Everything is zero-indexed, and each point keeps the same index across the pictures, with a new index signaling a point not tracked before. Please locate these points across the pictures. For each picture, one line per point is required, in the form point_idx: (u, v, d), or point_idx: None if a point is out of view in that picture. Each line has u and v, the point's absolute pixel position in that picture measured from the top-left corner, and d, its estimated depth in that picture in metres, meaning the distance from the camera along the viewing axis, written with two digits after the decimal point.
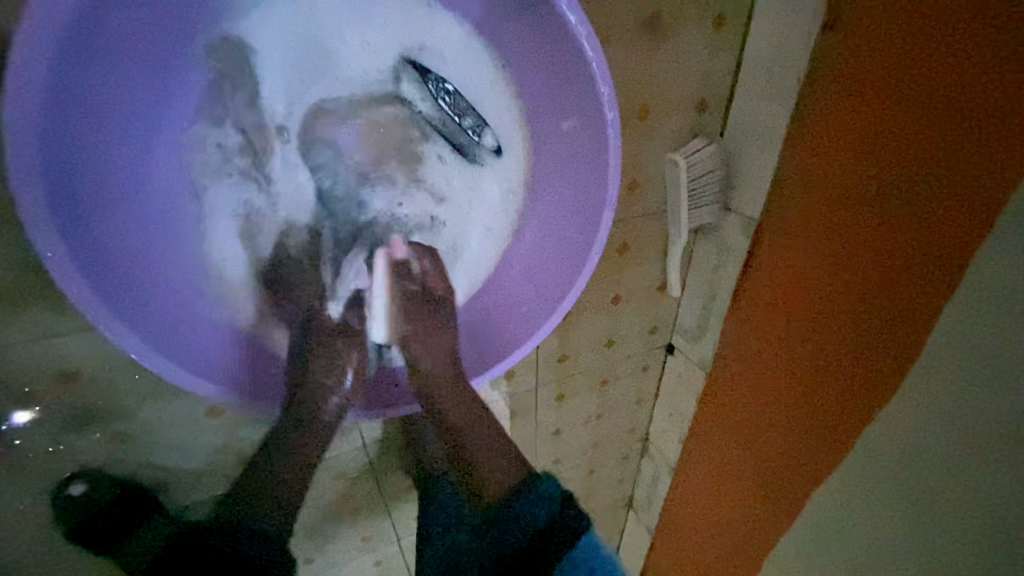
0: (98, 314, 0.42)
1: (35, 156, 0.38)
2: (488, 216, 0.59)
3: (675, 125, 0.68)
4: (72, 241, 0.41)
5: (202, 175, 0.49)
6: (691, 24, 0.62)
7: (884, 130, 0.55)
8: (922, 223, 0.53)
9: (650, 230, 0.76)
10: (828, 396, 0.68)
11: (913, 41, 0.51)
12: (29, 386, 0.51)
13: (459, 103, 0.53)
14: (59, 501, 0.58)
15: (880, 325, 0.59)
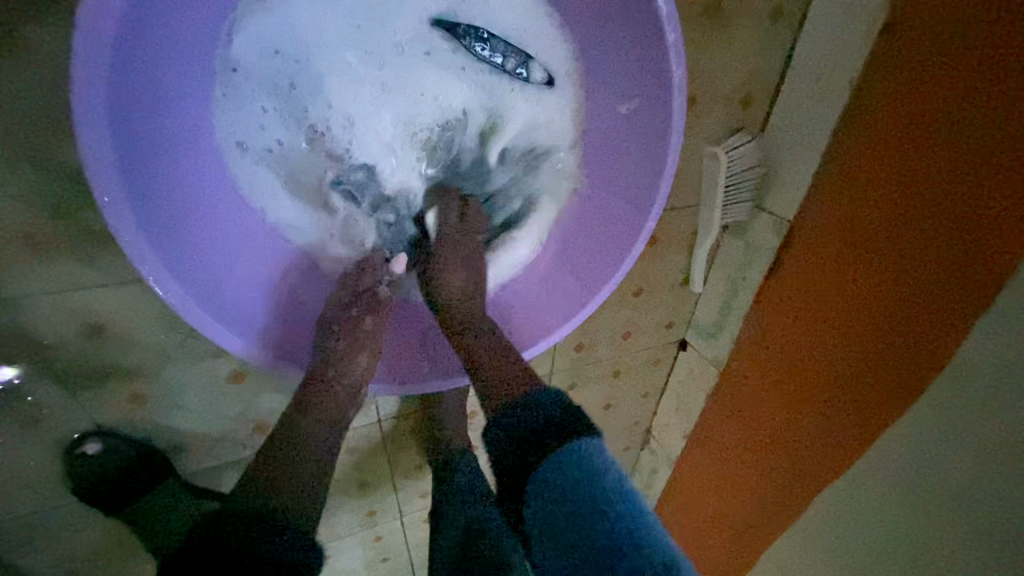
0: (148, 265, 0.40)
1: (101, 91, 0.35)
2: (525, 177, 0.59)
3: (718, 118, 0.67)
4: (129, 189, 0.39)
5: (251, 122, 0.48)
6: (746, 16, 0.60)
7: (931, 136, 0.54)
8: (959, 236, 0.52)
9: (680, 224, 0.76)
10: (843, 400, 0.69)
11: (981, 43, 0.48)
12: (52, 338, 0.49)
13: (498, 47, 0.51)
14: (73, 458, 0.56)
15: (904, 336, 0.59)
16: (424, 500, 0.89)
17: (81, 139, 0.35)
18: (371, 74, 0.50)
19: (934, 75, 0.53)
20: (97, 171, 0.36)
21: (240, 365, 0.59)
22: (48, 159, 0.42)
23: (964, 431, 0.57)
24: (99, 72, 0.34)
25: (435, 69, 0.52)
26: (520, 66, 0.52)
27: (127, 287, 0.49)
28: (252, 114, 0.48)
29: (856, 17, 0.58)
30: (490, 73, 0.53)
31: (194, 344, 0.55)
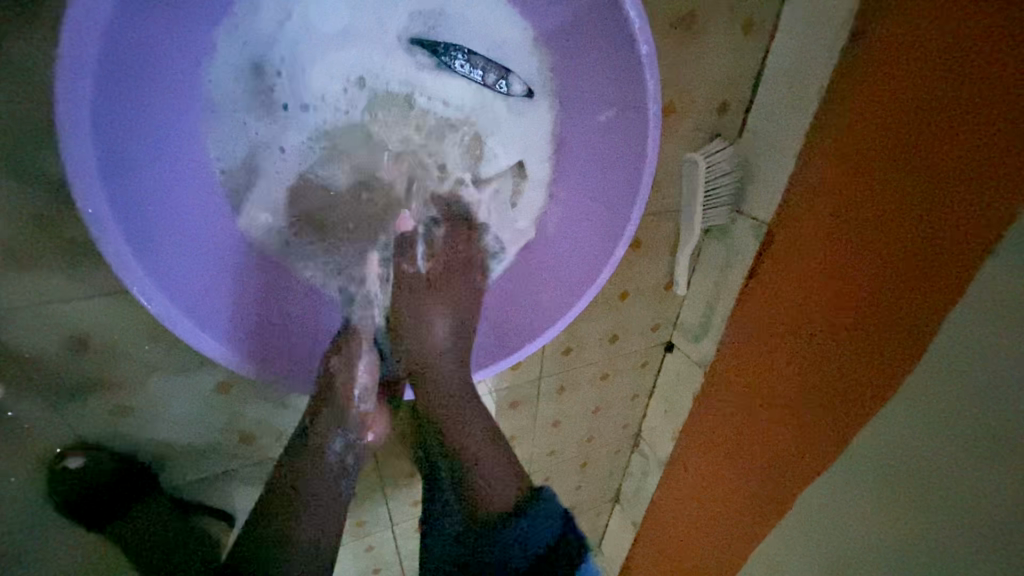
0: (131, 275, 0.41)
1: (88, 104, 0.35)
2: (516, 187, 0.58)
3: (696, 126, 0.69)
4: (115, 200, 0.39)
5: (236, 137, 0.49)
6: (720, 26, 0.63)
7: (897, 143, 0.56)
8: (927, 236, 0.55)
9: (663, 229, 0.77)
10: (825, 398, 0.70)
11: (937, 53, 0.51)
12: (34, 352, 0.49)
13: (478, 61, 0.52)
14: (55, 472, 0.55)
15: (879, 333, 0.61)
16: (414, 509, 0.88)
17: (66, 151, 0.35)
18: (360, 90, 0.52)
19: (896, 84, 0.56)
20: (81, 183, 0.37)
21: (227, 375, 0.59)
22: (29, 171, 0.42)
23: (933, 427, 0.59)
24: (83, 85, 0.35)
25: (420, 84, 0.53)
26: (500, 79, 0.53)
27: (111, 298, 0.49)
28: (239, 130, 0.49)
29: (824, 27, 0.60)
30: (470, 87, 0.54)
31: (179, 355, 0.55)
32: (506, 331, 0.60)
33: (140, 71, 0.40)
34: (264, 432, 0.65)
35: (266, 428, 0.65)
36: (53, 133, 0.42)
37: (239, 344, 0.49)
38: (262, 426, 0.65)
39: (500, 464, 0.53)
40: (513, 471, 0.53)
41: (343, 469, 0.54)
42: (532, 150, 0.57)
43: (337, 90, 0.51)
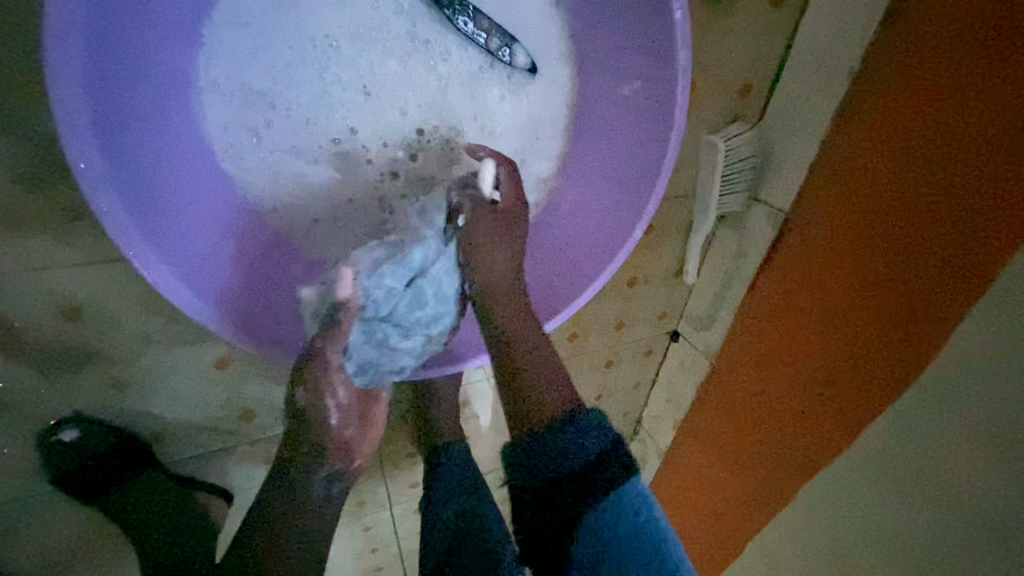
0: (128, 239, 0.38)
1: (79, 49, 0.33)
2: (524, 159, 0.55)
3: (715, 107, 0.67)
4: (108, 157, 0.37)
5: (231, 95, 0.45)
6: (747, 2, 0.60)
7: (943, 108, 0.52)
8: (967, 209, 0.51)
9: (676, 214, 0.75)
10: (842, 382, 0.68)
11: (970, 32, 0.48)
12: (25, 321, 0.47)
13: (480, 22, 0.47)
14: (49, 446, 0.54)
15: (904, 312, 0.58)
16: (414, 490, 0.88)
17: (55, 99, 0.32)
18: (359, 40, 0.47)
19: (926, 64, 0.52)
20: (70, 133, 0.34)
21: (226, 350, 0.57)
22: (20, 128, 0.39)
23: (952, 425, 0.56)
24: (74, 26, 0.32)
25: (420, 42, 0.48)
26: (503, 47, 0.49)
27: (107, 268, 0.47)
28: (230, 88, 0.44)
29: (855, 5, 0.57)
30: (473, 55, 0.50)
31: (177, 329, 0.53)
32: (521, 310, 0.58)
33: (130, 13, 0.36)
34: (264, 409, 0.64)
35: (266, 406, 0.63)
36: (45, 89, 0.39)
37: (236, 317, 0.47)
38: (262, 404, 0.63)
39: (550, 371, 0.50)
40: (566, 384, 0.50)
41: (330, 500, 0.55)
42: (539, 125, 0.54)
43: (330, 32, 0.46)
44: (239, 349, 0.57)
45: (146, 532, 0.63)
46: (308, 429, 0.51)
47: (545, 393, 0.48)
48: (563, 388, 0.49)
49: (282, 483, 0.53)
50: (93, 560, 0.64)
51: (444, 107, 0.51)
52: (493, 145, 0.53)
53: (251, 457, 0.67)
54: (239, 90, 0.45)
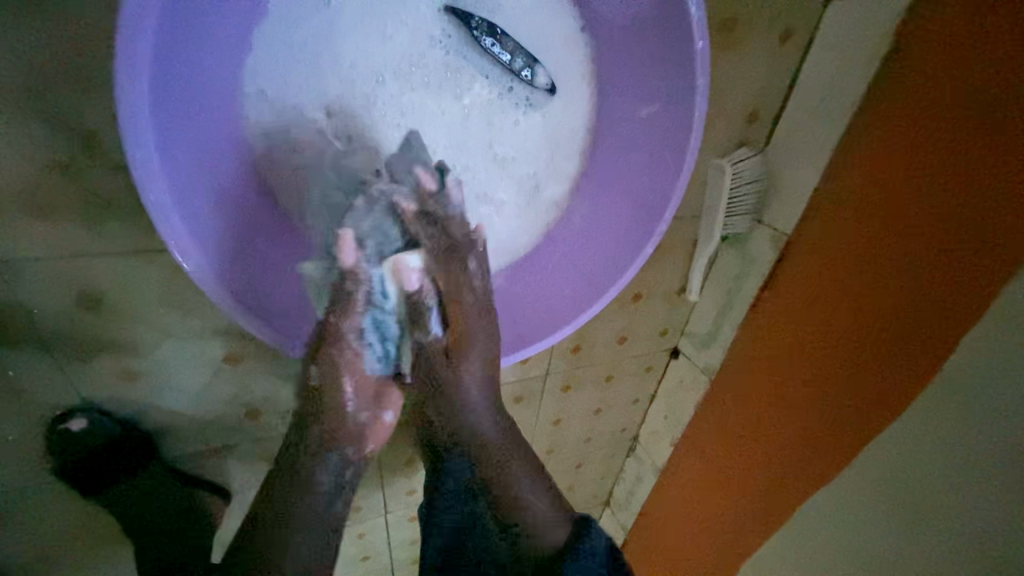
0: (170, 226, 0.39)
1: (146, 47, 0.34)
2: (537, 181, 0.56)
3: (724, 132, 0.69)
4: (162, 150, 0.38)
5: (279, 102, 0.45)
6: (759, 35, 0.63)
7: (957, 134, 0.53)
8: (966, 240, 0.53)
9: (682, 232, 0.77)
10: (839, 400, 0.69)
11: (980, 67, 0.50)
12: (45, 307, 0.47)
13: (506, 43, 0.48)
14: (54, 435, 0.54)
15: (900, 334, 0.60)
16: (410, 499, 0.87)
17: (121, 91, 0.34)
18: (389, 50, 0.47)
19: (933, 97, 0.55)
20: (131, 129, 0.35)
21: (238, 346, 0.57)
22: (63, 118, 0.40)
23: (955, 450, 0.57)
24: (144, 26, 0.33)
25: (451, 60, 0.49)
26: (527, 67, 0.50)
27: (131, 258, 0.48)
28: (279, 94, 0.45)
29: (862, 43, 0.60)
30: (497, 76, 0.51)
31: (193, 323, 0.54)
32: (533, 318, 0.59)
33: (196, 16, 0.38)
34: (271, 407, 0.64)
35: (273, 404, 0.63)
36: (93, 82, 0.40)
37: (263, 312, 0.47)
38: (268, 402, 0.63)
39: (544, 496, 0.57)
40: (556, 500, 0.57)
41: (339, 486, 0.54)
42: (558, 144, 0.56)
43: (358, 40, 0.46)
44: (251, 346, 0.58)
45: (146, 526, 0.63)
46: (324, 413, 0.52)
47: (550, 525, 0.54)
48: (542, 487, 0.58)
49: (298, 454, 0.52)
50: (84, 556, 0.63)
51: (468, 119, 0.51)
52: (514, 162, 0.54)
53: (254, 456, 0.67)
54: (284, 95, 0.45)
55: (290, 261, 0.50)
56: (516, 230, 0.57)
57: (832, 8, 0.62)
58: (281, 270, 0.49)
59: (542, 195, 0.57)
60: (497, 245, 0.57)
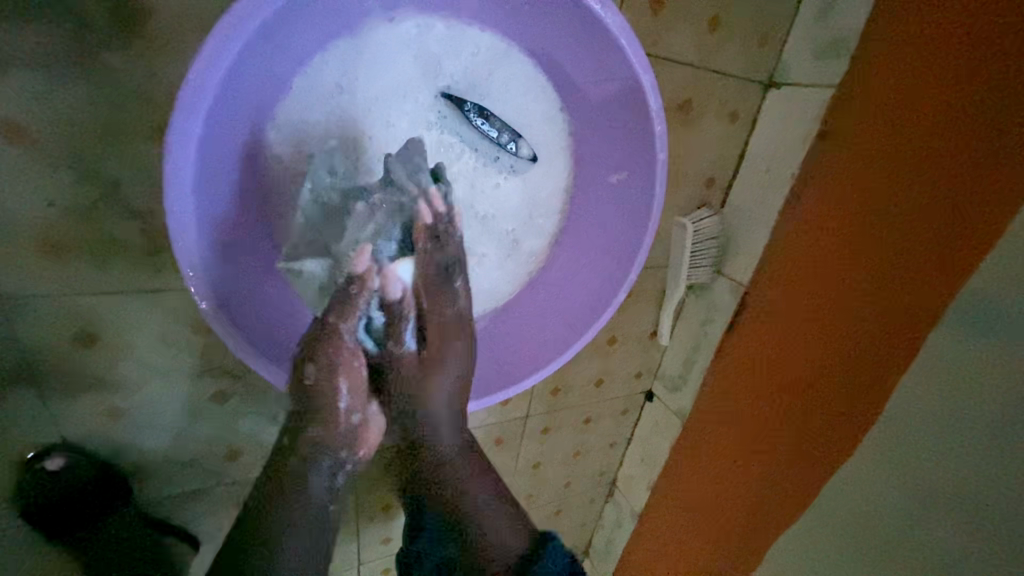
0: (192, 268, 0.43)
1: (197, 118, 0.40)
2: (517, 238, 0.62)
3: (686, 195, 0.78)
4: (195, 201, 0.43)
5: (298, 163, 0.50)
6: (711, 116, 0.73)
7: (893, 195, 0.62)
8: (903, 286, 0.60)
9: (652, 282, 0.84)
10: (802, 435, 0.73)
11: (906, 141, 0.60)
12: (41, 343, 0.49)
13: (495, 122, 0.55)
14: (26, 476, 0.53)
15: (853, 372, 0.66)
16: (386, 547, 0.85)
17: (169, 154, 0.39)
18: (394, 121, 0.53)
19: (871, 165, 0.64)
20: (174, 182, 0.40)
21: (228, 385, 0.58)
22: (91, 168, 0.44)
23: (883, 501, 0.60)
24: (198, 104, 0.39)
25: (445, 137, 0.56)
26: (513, 140, 0.57)
27: (135, 298, 0.50)
28: (300, 155, 0.50)
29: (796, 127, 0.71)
30: (487, 146, 0.57)
31: (185, 360, 0.55)
32: (515, 360, 0.63)
33: (241, 94, 0.43)
34: (253, 447, 0.64)
35: (256, 444, 0.64)
36: (124, 140, 0.45)
37: (261, 353, 0.50)
38: (251, 442, 0.63)
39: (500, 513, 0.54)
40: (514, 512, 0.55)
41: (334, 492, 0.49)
42: (539, 203, 0.62)
43: (364, 115, 0.52)
44: (240, 384, 0.59)
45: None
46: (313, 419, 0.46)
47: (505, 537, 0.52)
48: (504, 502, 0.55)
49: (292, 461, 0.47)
50: None
51: (459, 180, 0.58)
52: (499, 218, 0.61)
53: (228, 498, 0.66)
54: (305, 157, 0.50)
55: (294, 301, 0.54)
56: (499, 280, 0.63)
57: (771, 97, 0.74)
58: (286, 309, 0.53)
59: (526, 247, 0.63)
60: (482, 291, 0.62)
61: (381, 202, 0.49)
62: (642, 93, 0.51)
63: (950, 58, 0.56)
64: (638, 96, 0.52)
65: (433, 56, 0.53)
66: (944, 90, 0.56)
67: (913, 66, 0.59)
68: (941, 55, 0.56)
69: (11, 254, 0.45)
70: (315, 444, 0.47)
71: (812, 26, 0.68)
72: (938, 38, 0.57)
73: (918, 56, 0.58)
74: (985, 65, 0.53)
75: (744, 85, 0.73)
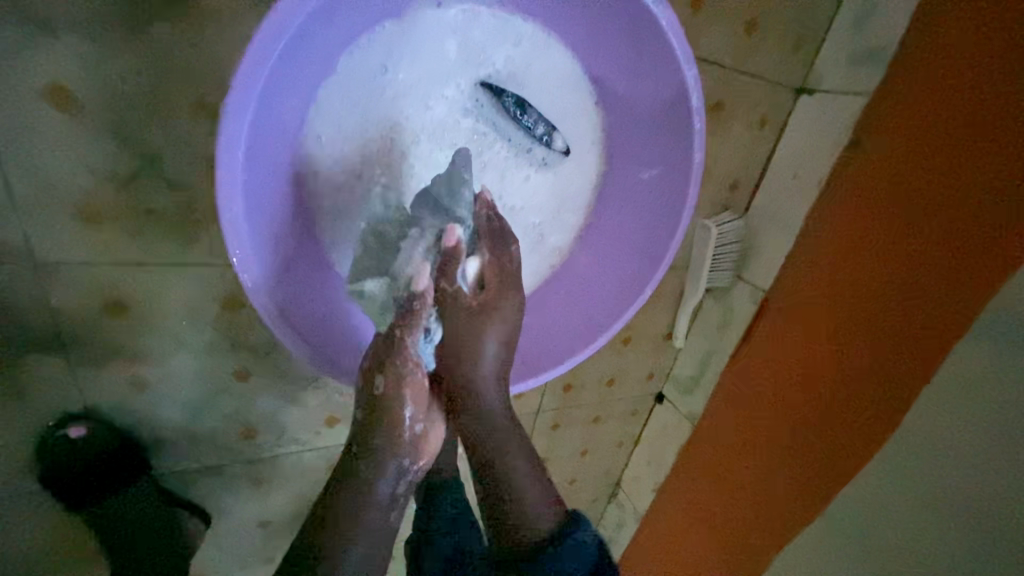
0: (239, 240, 0.43)
1: (254, 89, 0.39)
2: (543, 231, 0.62)
3: (710, 197, 0.78)
4: (246, 172, 0.42)
5: (338, 143, 0.50)
6: (741, 120, 0.73)
7: (922, 201, 0.61)
8: (931, 294, 0.59)
9: (671, 283, 0.84)
10: (817, 441, 0.72)
11: (940, 147, 0.59)
12: (72, 310, 0.49)
13: (532, 114, 0.55)
14: (48, 441, 0.53)
15: (874, 380, 0.65)
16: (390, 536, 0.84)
17: (226, 121, 0.38)
18: (431, 107, 0.53)
19: (899, 169, 0.63)
20: (228, 150, 0.39)
21: (249, 362, 0.58)
22: (132, 138, 0.45)
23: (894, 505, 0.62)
24: (256, 74, 0.39)
25: (480, 127, 0.56)
26: (547, 132, 0.56)
27: (164, 270, 0.50)
28: (340, 135, 0.50)
29: (827, 134, 0.70)
30: (521, 137, 0.57)
31: (209, 336, 0.55)
32: (534, 354, 0.63)
33: (294, 70, 0.43)
34: (269, 427, 0.64)
35: (271, 424, 0.64)
36: (165, 111, 0.45)
37: (298, 331, 0.49)
38: (267, 422, 0.63)
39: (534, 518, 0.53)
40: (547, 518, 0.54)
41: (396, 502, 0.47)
42: (568, 197, 0.62)
43: (403, 99, 0.52)
44: (260, 363, 0.59)
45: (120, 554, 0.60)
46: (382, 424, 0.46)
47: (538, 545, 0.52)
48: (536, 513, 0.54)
49: (359, 472, 0.45)
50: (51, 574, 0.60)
51: (490, 170, 0.57)
52: (527, 210, 0.60)
53: (240, 477, 0.66)
54: (345, 137, 0.50)
55: (323, 282, 0.53)
56: (521, 272, 0.62)
57: (802, 102, 0.73)
58: (316, 290, 0.52)
59: (550, 241, 0.63)
60: None
61: (430, 226, 0.51)
62: (683, 88, 0.51)
63: (972, 97, 0.57)
64: (681, 95, 0.52)
65: (474, 45, 0.53)
66: (962, 129, 0.57)
67: (935, 99, 0.60)
68: (963, 92, 0.57)
69: (49, 219, 0.45)
70: (382, 449, 0.46)
71: (849, 33, 0.67)
72: (973, 47, 0.56)
73: (943, 89, 0.59)
74: (1004, 109, 0.54)
75: (776, 89, 0.72)
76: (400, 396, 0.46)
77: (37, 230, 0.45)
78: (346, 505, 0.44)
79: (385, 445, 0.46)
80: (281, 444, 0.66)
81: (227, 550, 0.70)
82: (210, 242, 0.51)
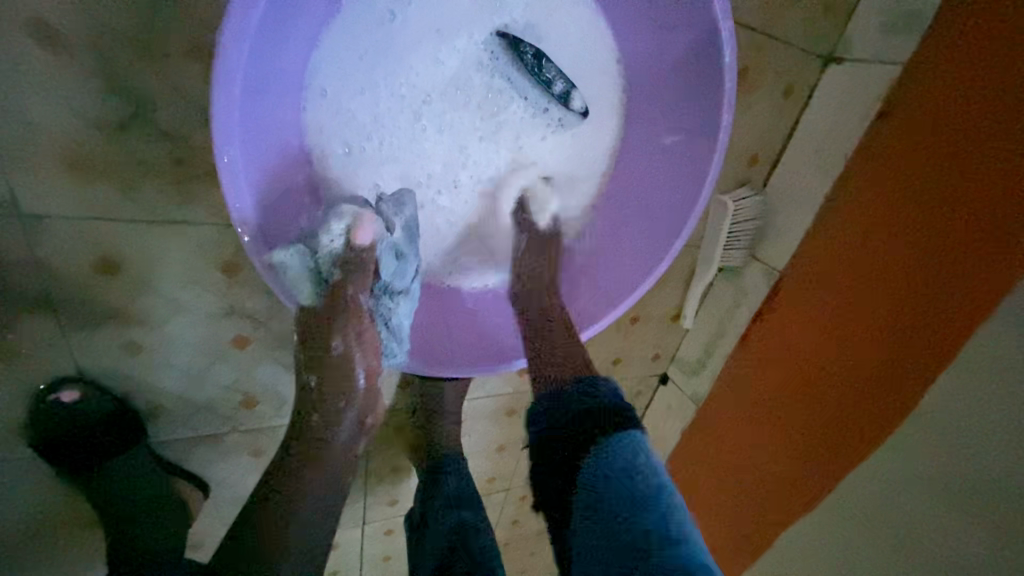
0: (235, 189, 0.40)
1: (255, 16, 0.36)
2: (558, 199, 0.59)
3: (729, 172, 0.74)
4: (244, 114, 0.39)
5: (343, 94, 0.47)
6: (766, 88, 0.69)
7: (952, 165, 0.57)
8: (962, 263, 0.55)
9: (683, 261, 0.81)
10: (832, 417, 0.70)
11: (973, 109, 0.55)
12: (62, 267, 0.46)
13: (552, 68, 0.52)
14: (43, 403, 0.51)
15: (895, 354, 0.62)
16: (391, 513, 0.82)
17: (224, 50, 0.35)
18: (443, 56, 0.50)
19: (930, 135, 0.59)
20: (225, 83, 0.36)
21: (248, 329, 0.56)
22: (122, 83, 0.41)
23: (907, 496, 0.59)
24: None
25: (495, 80, 0.52)
26: (566, 90, 0.53)
27: (158, 227, 0.48)
28: (347, 85, 0.47)
29: (855, 103, 0.66)
30: (537, 94, 0.54)
31: (207, 301, 0.53)
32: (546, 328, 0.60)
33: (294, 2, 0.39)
34: (268, 396, 0.62)
35: (271, 394, 0.62)
36: (157, 51, 0.41)
37: None
38: (266, 391, 0.62)
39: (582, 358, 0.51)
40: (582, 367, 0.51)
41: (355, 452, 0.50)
42: (583, 164, 0.59)
43: (414, 47, 0.49)
44: (259, 331, 0.57)
45: (122, 522, 0.59)
46: (327, 374, 0.47)
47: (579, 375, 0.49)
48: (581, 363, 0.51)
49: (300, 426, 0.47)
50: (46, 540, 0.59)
51: (505, 129, 0.54)
52: (540, 175, 0.57)
53: (239, 449, 0.64)
54: (351, 87, 0.47)
55: None
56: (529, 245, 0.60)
57: (830, 71, 0.69)
58: None
59: (561, 210, 0.60)
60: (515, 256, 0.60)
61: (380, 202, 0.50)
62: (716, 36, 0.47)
63: (1005, 67, 0.52)
64: (712, 46, 0.49)
65: None
66: (1002, 97, 0.53)
67: (973, 75, 0.55)
68: (994, 64, 0.53)
69: (33, 165, 0.42)
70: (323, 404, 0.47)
71: None
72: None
73: (977, 67, 0.55)
74: None
75: (804, 56, 0.68)
76: (338, 343, 0.46)
77: (21, 178, 0.42)
78: (306, 449, 0.46)
79: (335, 393, 0.47)
80: (281, 415, 0.64)
81: (227, 519, 0.69)
82: (206, 200, 0.48)
